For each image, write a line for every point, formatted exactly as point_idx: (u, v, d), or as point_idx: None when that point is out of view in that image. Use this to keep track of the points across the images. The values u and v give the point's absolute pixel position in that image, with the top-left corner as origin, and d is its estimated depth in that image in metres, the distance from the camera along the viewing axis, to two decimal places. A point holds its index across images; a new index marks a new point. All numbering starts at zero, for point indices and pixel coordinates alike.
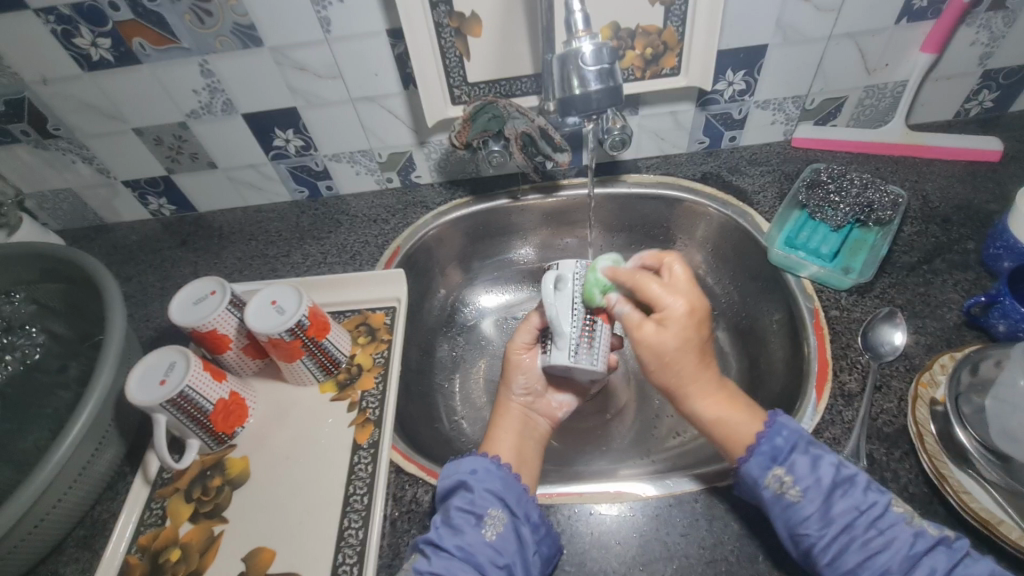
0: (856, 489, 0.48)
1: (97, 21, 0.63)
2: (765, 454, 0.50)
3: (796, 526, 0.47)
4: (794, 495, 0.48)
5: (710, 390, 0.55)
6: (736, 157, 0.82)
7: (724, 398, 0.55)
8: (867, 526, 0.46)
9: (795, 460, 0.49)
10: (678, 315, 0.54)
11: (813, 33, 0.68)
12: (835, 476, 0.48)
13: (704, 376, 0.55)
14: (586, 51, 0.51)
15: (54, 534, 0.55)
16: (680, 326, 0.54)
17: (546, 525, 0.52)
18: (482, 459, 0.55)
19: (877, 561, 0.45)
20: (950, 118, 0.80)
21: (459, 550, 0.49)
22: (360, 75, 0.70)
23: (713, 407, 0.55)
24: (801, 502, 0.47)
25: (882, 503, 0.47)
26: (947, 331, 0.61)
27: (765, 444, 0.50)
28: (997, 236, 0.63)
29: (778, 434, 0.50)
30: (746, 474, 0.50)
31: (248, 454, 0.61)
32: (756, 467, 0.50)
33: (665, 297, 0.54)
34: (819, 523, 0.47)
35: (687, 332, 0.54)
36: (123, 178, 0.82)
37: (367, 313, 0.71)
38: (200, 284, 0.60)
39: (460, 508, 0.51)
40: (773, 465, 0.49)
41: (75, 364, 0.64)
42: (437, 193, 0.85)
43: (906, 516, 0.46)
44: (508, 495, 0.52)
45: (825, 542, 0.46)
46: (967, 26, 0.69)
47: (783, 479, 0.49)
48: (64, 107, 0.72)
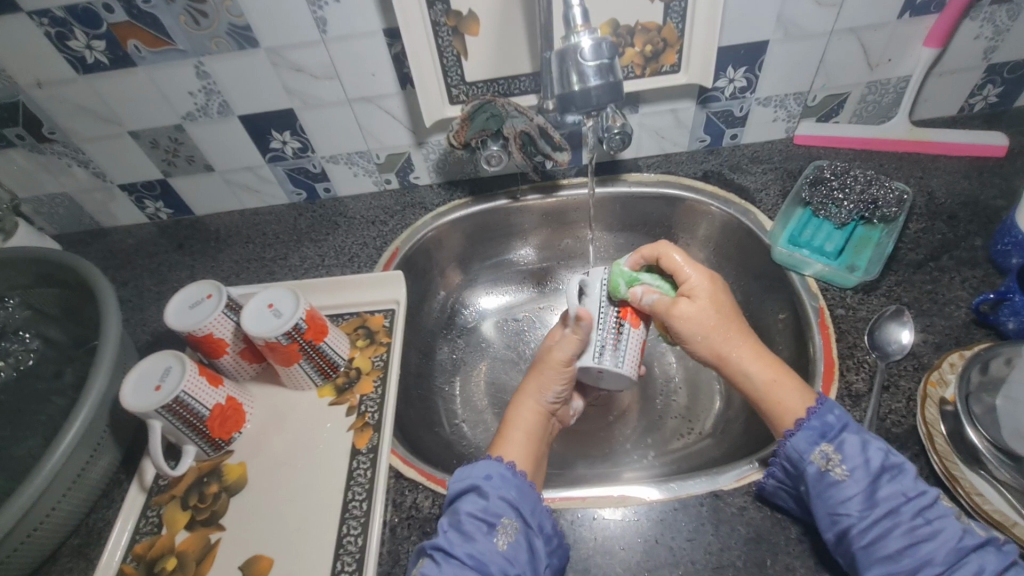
0: (906, 476, 0.46)
1: (91, 23, 0.62)
2: (814, 429, 0.49)
3: (838, 503, 0.46)
4: (839, 474, 0.47)
5: (757, 353, 0.55)
6: (737, 155, 0.81)
7: (774, 362, 0.55)
8: (915, 513, 0.44)
9: (844, 439, 0.48)
10: (703, 283, 0.57)
11: (814, 28, 0.67)
12: (884, 460, 0.47)
13: (749, 341, 0.56)
14: (585, 46, 0.51)
15: (49, 542, 0.54)
16: (708, 294, 0.57)
17: (558, 538, 0.51)
18: (497, 465, 0.53)
19: (920, 550, 0.43)
20: (955, 113, 0.79)
21: (471, 558, 0.47)
22: (357, 76, 0.70)
23: (765, 370, 0.54)
24: (846, 480, 0.46)
25: (932, 495, 0.45)
26: (955, 329, 0.60)
27: (816, 419, 0.49)
28: (1006, 231, 0.62)
29: (829, 412, 0.49)
30: (790, 448, 0.49)
31: (246, 460, 0.60)
32: (802, 441, 0.49)
33: (686, 269, 0.58)
34: (861, 503, 0.45)
35: (714, 299, 0.57)
36: (120, 182, 0.82)
37: (366, 316, 0.70)
38: (196, 288, 0.60)
39: (471, 514, 0.49)
40: (821, 442, 0.48)
41: (70, 370, 0.63)
42: (436, 194, 0.84)
43: (955, 512, 0.45)
44: (522, 505, 0.51)
45: (865, 524, 0.45)
46: (971, 20, 0.68)
47: (830, 456, 0.48)
48: (60, 110, 0.71)
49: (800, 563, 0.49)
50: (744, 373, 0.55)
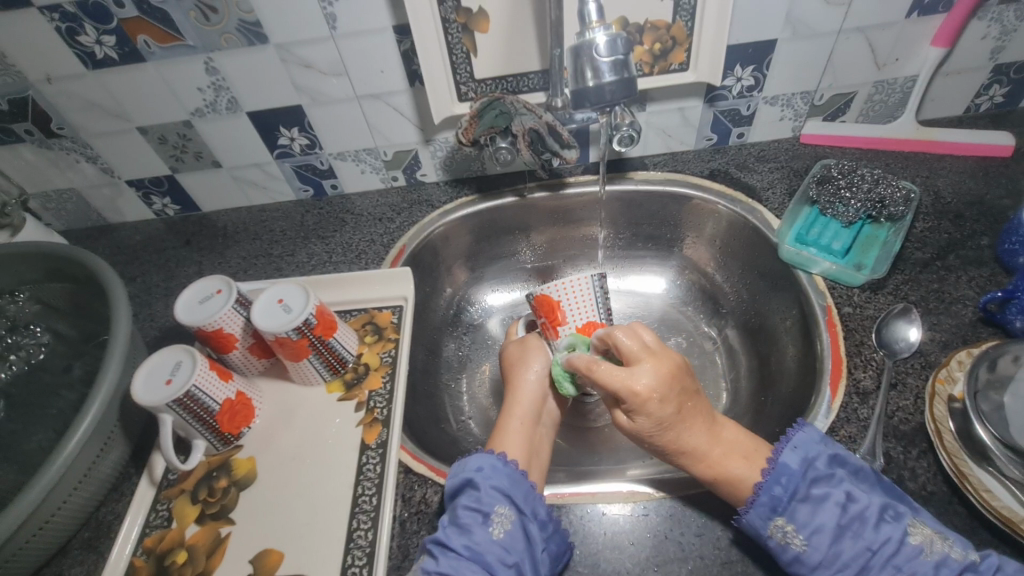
0: (868, 527, 0.46)
1: (101, 19, 0.63)
2: (764, 505, 0.49)
3: (809, 572, 0.47)
4: (799, 544, 0.47)
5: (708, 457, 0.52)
6: (744, 153, 0.81)
7: (721, 454, 0.52)
8: (881, 565, 0.45)
9: (795, 508, 0.48)
10: (643, 400, 0.51)
11: (822, 27, 0.67)
12: (841, 518, 0.47)
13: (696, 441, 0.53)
14: (600, 42, 0.51)
15: (59, 536, 0.54)
16: (645, 411, 0.51)
17: (554, 522, 0.51)
18: (489, 457, 0.54)
19: None
20: (961, 113, 0.80)
21: (467, 549, 0.48)
22: (365, 73, 0.70)
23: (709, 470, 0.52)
24: (810, 550, 0.47)
25: (897, 539, 0.45)
26: (962, 328, 0.60)
27: (763, 495, 0.49)
28: (1013, 230, 0.62)
29: (776, 485, 0.49)
30: (747, 524, 0.49)
31: (255, 455, 0.60)
32: (757, 518, 0.48)
33: (615, 384, 0.52)
34: (831, 567, 0.46)
35: (655, 414, 0.51)
36: (128, 178, 0.82)
37: (374, 312, 0.71)
38: (206, 282, 0.60)
39: (466, 506, 0.50)
40: (774, 515, 0.48)
41: (79, 364, 0.63)
42: (442, 191, 0.84)
43: (925, 542, 0.45)
44: (514, 493, 0.52)
45: None
46: (979, 20, 0.68)
47: (786, 528, 0.48)
48: (68, 106, 0.72)
49: None
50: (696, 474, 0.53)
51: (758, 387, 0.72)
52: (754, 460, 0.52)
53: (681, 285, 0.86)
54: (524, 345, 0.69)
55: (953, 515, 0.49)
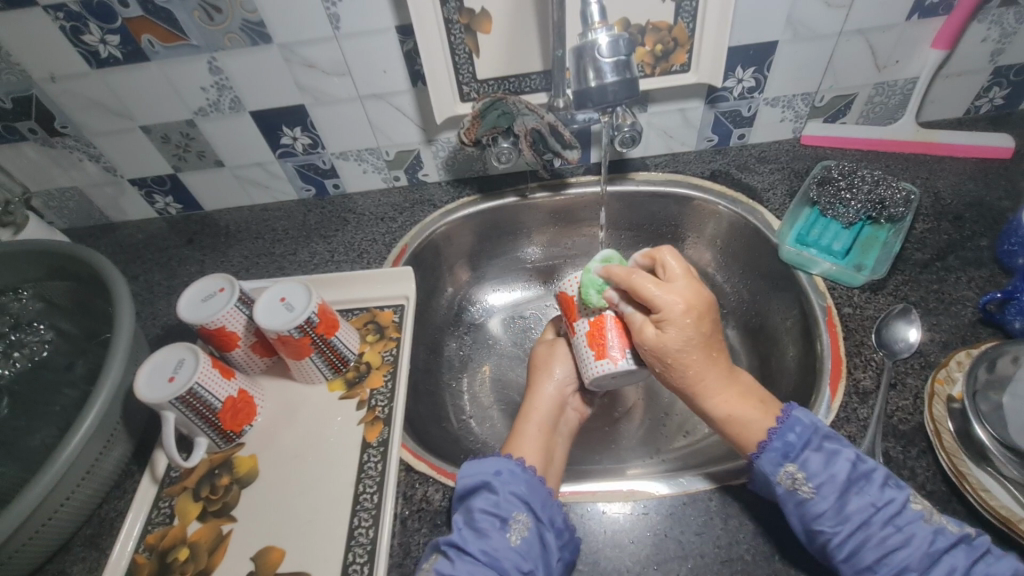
0: (874, 485, 0.47)
1: (106, 18, 0.63)
2: (777, 450, 0.49)
3: (810, 521, 0.47)
4: (806, 491, 0.48)
5: (722, 387, 0.54)
6: (745, 154, 0.82)
7: (736, 394, 0.54)
8: (884, 523, 0.46)
9: (808, 457, 0.49)
10: (677, 314, 0.51)
11: (823, 29, 0.68)
12: (851, 472, 0.48)
13: (714, 372, 0.54)
14: (602, 43, 0.51)
15: (61, 533, 0.55)
16: (681, 325, 0.51)
17: (570, 530, 0.51)
18: (507, 461, 0.55)
19: (893, 557, 0.45)
20: (961, 115, 0.80)
21: (484, 554, 0.48)
22: (368, 72, 0.70)
23: (723, 406, 0.54)
24: (815, 499, 0.47)
25: (901, 500, 0.46)
26: (961, 328, 0.60)
27: (778, 439, 0.50)
28: (1012, 232, 0.63)
29: (790, 429, 0.50)
30: (758, 469, 0.50)
31: (256, 453, 0.60)
32: (768, 463, 0.49)
33: (660, 295, 0.52)
34: (834, 519, 0.46)
35: (688, 330, 0.51)
36: (131, 177, 0.82)
37: (375, 311, 0.71)
38: (209, 281, 0.60)
39: (484, 509, 0.51)
40: (785, 462, 0.49)
41: (82, 362, 0.64)
42: (444, 191, 0.84)
43: (928, 512, 0.46)
44: (533, 499, 0.52)
45: (841, 538, 0.46)
46: (979, 22, 0.68)
47: (796, 475, 0.48)
48: (72, 105, 0.72)
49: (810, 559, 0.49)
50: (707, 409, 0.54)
51: None
52: (766, 403, 0.54)
53: None
54: (552, 347, 0.70)
55: (952, 514, 0.50)
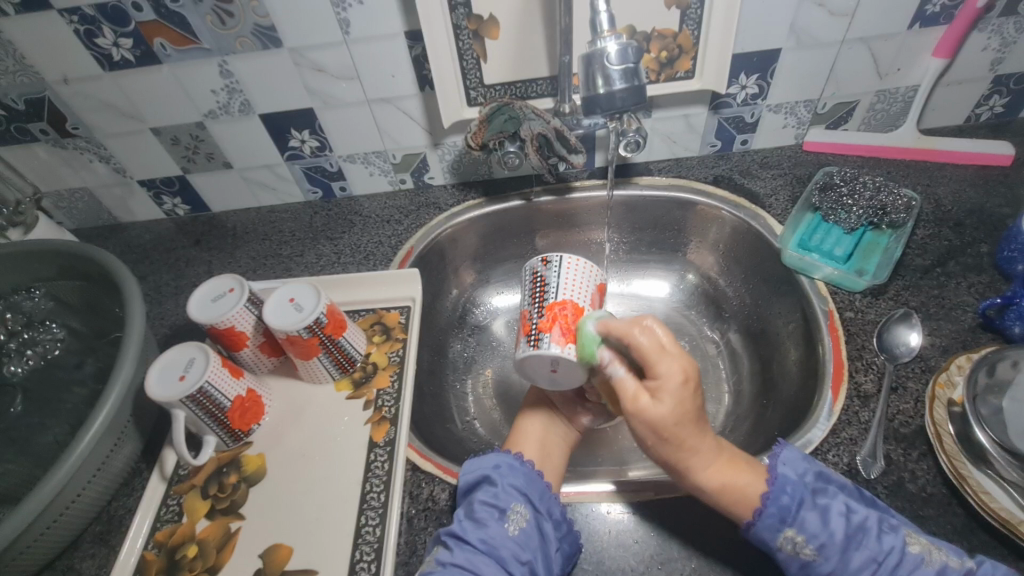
0: (872, 535, 0.47)
1: (120, 22, 0.64)
2: (774, 516, 0.48)
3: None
4: (809, 555, 0.47)
5: (712, 461, 0.49)
6: (747, 160, 0.83)
7: (727, 463, 0.50)
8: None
9: (804, 518, 0.48)
10: (678, 382, 0.46)
11: (826, 37, 0.69)
12: (847, 527, 0.47)
13: (706, 446, 0.49)
14: (611, 51, 0.52)
15: (71, 529, 0.55)
16: (679, 397, 0.46)
17: (568, 522, 0.52)
18: (505, 456, 0.56)
19: None
20: (961, 123, 0.81)
21: (483, 544, 0.49)
22: (376, 77, 0.71)
23: (717, 476, 0.49)
24: (817, 559, 0.47)
25: (900, 547, 0.46)
26: (962, 333, 0.61)
27: (772, 507, 0.48)
28: (1012, 238, 0.63)
29: (783, 496, 0.48)
30: (756, 536, 0.49)
31: (264, 451, 0.61)
32: (766, 531, 0.48)
33: (660, 364, 0.46)
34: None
35: (685, 401, 0.47)
36: (140, 178, 0.83)
37: (382, 312, 0.72)
38: (218, 281, 0.61)
39: (483, 501, 0.52)
40: (783, 527, 0.48)
41: (92, 360, 0.64)
42: (450, 194, 0.85)
43: (928, 548, 0.46)
44: (531, 491, 0.53)
45: None
46: (979, 32, 0.69)
47: (795, 540, 0.48)
48: (84, 106, 0.73)
49: None
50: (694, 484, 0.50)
51: (760, 391, 0.73)
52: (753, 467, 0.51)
53: (684, 289, 0.87)
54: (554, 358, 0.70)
55: (953, 516, 0.50)
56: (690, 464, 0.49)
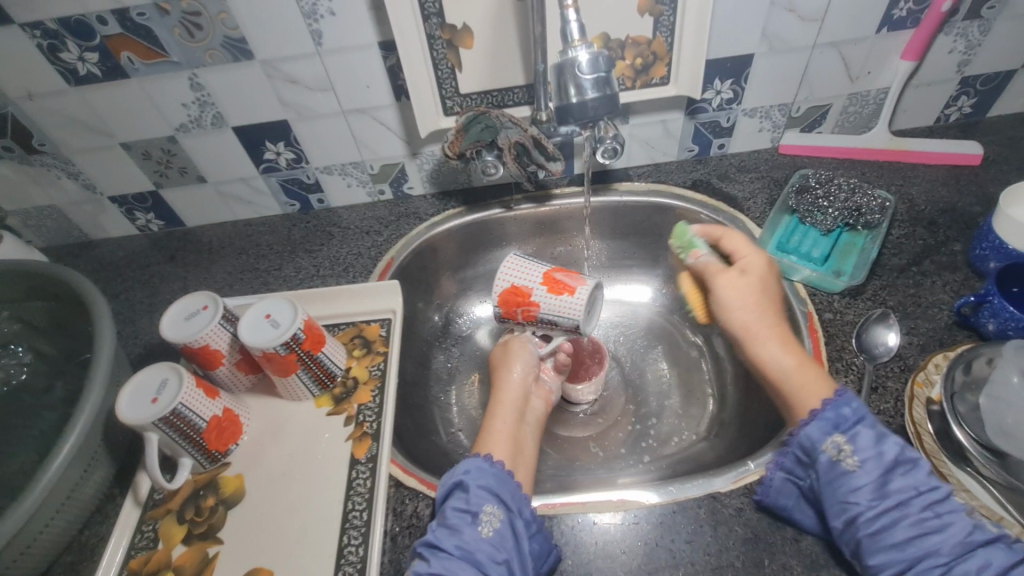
0: (920, 471, 0.46)
1: (84, 36, 0.62)
2: (828, 420, 0.49)
3: (846, 491, 0.47)
4: (850, 464, 0.47)
5: (788, 347, 0.58)
6: (725, 164, 0.83)
7: (800, 355, 0.56)
8: (925, 506, 0.45)
9: (860, 431, 0.48)
10: (757, 263, 0.64)
11: (796, 42, 0.70)
12: (900, 454, 0.47)
13: (782, 332, 0.59)
14: (583, 60, 0.51)
15: (40, 560, 0.53)
16: (759, 278, 0.63)
17: (538, 523, 0.51)
18: (475, 459, 0.54)
19: (926, 540, 0.43)
20: (931, 124, 0.82)
21: (458, 549, 0.48)
22: (351, 88, 0.70)
23: (791, 357, 0.57)
24: (857, 471, 0.47)
25: (943, 488, 0.46)
26: (938, 331, 0.62)
27: (830, 411, 0.49)
28: (984, 236, 0.64)
29: (845, 406, 0.49)
30: (803, 436, 0.50)
31: (243, 472, 0.59)
32: (815, 431, 0.49)
33: (749, 250, 0.65)
34: (872, 492, 0.46)
35: (760, 282, 0.63)
36: (111, 194, 0.81)
37: (362, 325, 0.71)
38: (192, 299, 0.59)
39: (455, 508, 0.50)
40: (835, 432, 0.48)
41: (61, 383, 0.62)
42: (430, 204, 0.85)
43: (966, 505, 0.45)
44: (502, 491, 0.52)
45: (874, 513, 0.45)
46: (944, 35, 0.71)
47: (842, 447, 0.48)
48: (49, 122, 0.71)
49: (799, 558, 0.50)
50: (768, 355, 0.58)
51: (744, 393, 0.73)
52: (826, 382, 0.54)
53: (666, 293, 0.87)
54: (506, 344, 0.70)
55: None
56: (763, 339, 0.59)
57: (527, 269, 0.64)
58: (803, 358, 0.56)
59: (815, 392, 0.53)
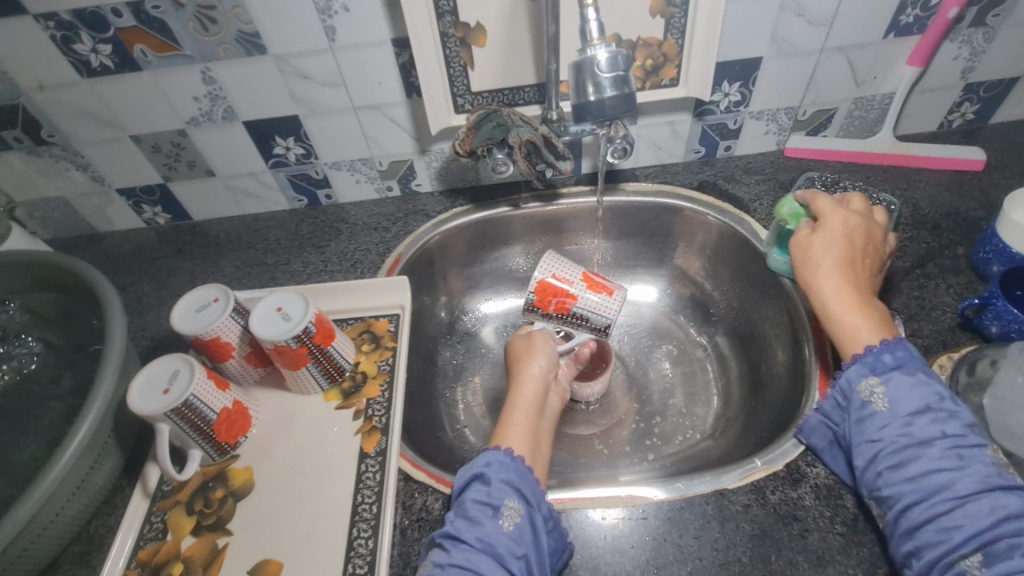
0: (953, 420, 0.48)
1: (98, 28, 0.63)
2: (867, 363, 0.52)
3: (871, 429, 0.50)
4: (879, 404, 0.50)
5: (849, 298, 0.57)
6: (731, 166, 0.84)
7: (861, 307, 0.56)
8: (948, 448, 0.46)
9: (895, 376, 0.51)
10: (836, 219, 0.62)
11: (805, 46, 0.71)
12: (933, 401, 0.49)
13: (850, 285, 0.58)
14: (602, 58, 0.52)
15: (50, 550, 0.53)
16: (835, 234, 0.61)
17: (556, 520, 0.52)
18: (496, 452, 0.54)
19: (942, 476, 0.45)
20: (934, 129, 0.84)
21: (479, 541, 0.48)
22: (363, 84, 0.71)
23: (844, 306, 0.57)
24: (885, 411, 0.50)
25: (973, 440, 0.47)
26: (942, 333, 0.63)
27: (871, 356, 0.52)
28: (987, 240, 0.65)
29: (888, 353, 0.52)
30: (842, 379, 0.53)
31: (252, 465, 0.60)
32: (854, 373, 0.53)
33: (830, 208, 0.63)
34: (896, 430, 0.48)
35: (838, 237, 0.61)
36: (119, 187, 0.81)
37: (370, 321, 0.71)
38: (203, 291, 0.60)
39: (476, 500, 0.50)
40: (871, 375, 0.52)
41: (70, 374, 0.62)
42: (438, 201, 0.85)
43: (997, 459, 0.46)
44: (523, 486, 0.52)
45: (894, 448, 0.48)
46: (950, 42, 0.72)
47: (875, 388, 0.51)
48: (60, 113, 0.71)
49: (805, 554, 0.51)
50: (820, 300, 0.59)
51: (748, 393, 0.74)
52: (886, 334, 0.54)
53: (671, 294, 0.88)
54: (529, 339, 0.71)
55: None
56: (823, 287, 0.59)
57: (565, 265, 0.73)
58: (857, 307, 0.56)
59: (861, 340, 0.54)
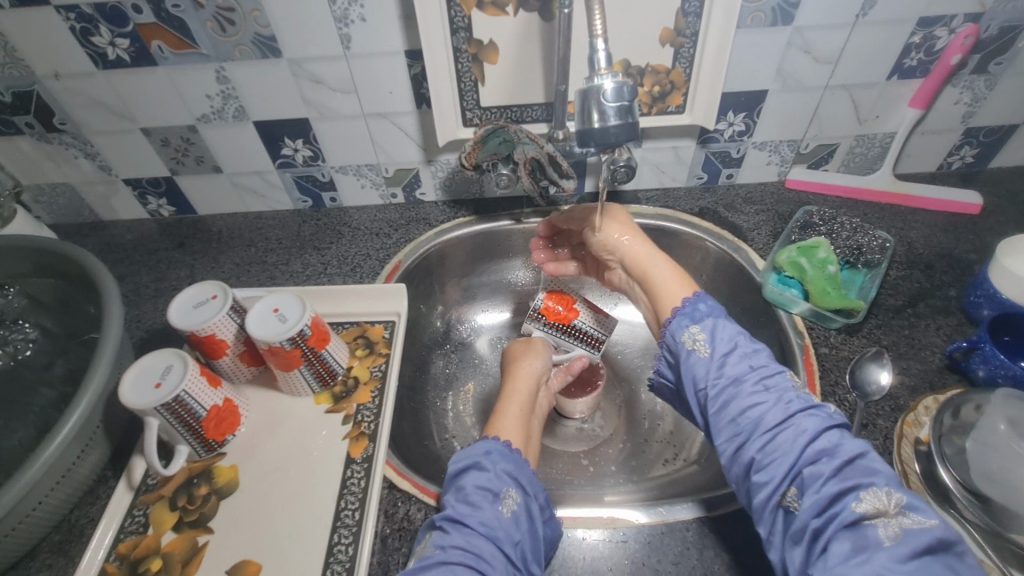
0: (758, 355, 0.52)
1: (118, 22, 0.64)
2: (686, 313, 0.55)
3: (696, 378, 0.52)
4: (700, 350, 0.53)
5: (661, 254, 0.63)
6: (732, 194, 0.85)
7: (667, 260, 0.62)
8: (756, 382, 0.50)
9: (710, 322, 0.54)
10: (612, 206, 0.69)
11: (810, 82, 0.72)
12: (740, 341, 0.53)
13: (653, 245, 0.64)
14: (607, 88, 0.52)
15: (30, 538, 0.53)
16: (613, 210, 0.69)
17: (551, 508, 0.53)
18: (493, 442, 0.55)
19: (754, 411, 0.48)
20: (933, 170, 0.85)
21: (481, 526, 0.47)
22: (374, 92, 0.72)
23: (665, 263, 0.61)
24: (705, 358, 0.53)
25: (777, 371, 0.51)
26: (930, 373, 0.63)
27: (687, 307, 0.56)
28: (979, 284, 0.66)
29: (701, 302, 0.56)
30: (667, 333, 0.56)
31: (237, 463, 0.60)
32: (676, 325, 0.55)
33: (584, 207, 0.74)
34: (715, 375, 0.51)
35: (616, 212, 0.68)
36: (125, 177, 0.82)
37: (366, 326, 0.71)
38: (202, 287, 0.60)
39: (475, 486, 0.50)
40: (690, 324, 0.54)
41: (62, 361, 0.63)
42: (440, 210, 0.86)
43: (795, 383, 0.50)
44: (521, 475, 0.52)
45: (716, 391, 0.50)
46: (952, 86, 0.73)
47: (696, 336, 0.54)
48: (73, 102, 0.72)
49: None
50: (645, 261, 0.62)
51: None
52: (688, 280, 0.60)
53: None
54: (528, 344, 0.74)
55: None
56: (641, 249, 0.63)
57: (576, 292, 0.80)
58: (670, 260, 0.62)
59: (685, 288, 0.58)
